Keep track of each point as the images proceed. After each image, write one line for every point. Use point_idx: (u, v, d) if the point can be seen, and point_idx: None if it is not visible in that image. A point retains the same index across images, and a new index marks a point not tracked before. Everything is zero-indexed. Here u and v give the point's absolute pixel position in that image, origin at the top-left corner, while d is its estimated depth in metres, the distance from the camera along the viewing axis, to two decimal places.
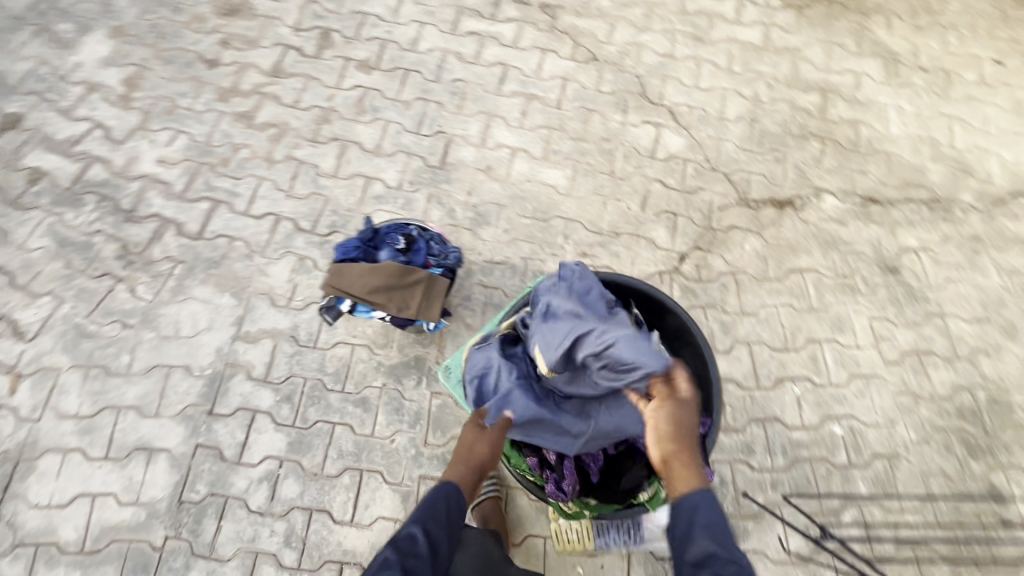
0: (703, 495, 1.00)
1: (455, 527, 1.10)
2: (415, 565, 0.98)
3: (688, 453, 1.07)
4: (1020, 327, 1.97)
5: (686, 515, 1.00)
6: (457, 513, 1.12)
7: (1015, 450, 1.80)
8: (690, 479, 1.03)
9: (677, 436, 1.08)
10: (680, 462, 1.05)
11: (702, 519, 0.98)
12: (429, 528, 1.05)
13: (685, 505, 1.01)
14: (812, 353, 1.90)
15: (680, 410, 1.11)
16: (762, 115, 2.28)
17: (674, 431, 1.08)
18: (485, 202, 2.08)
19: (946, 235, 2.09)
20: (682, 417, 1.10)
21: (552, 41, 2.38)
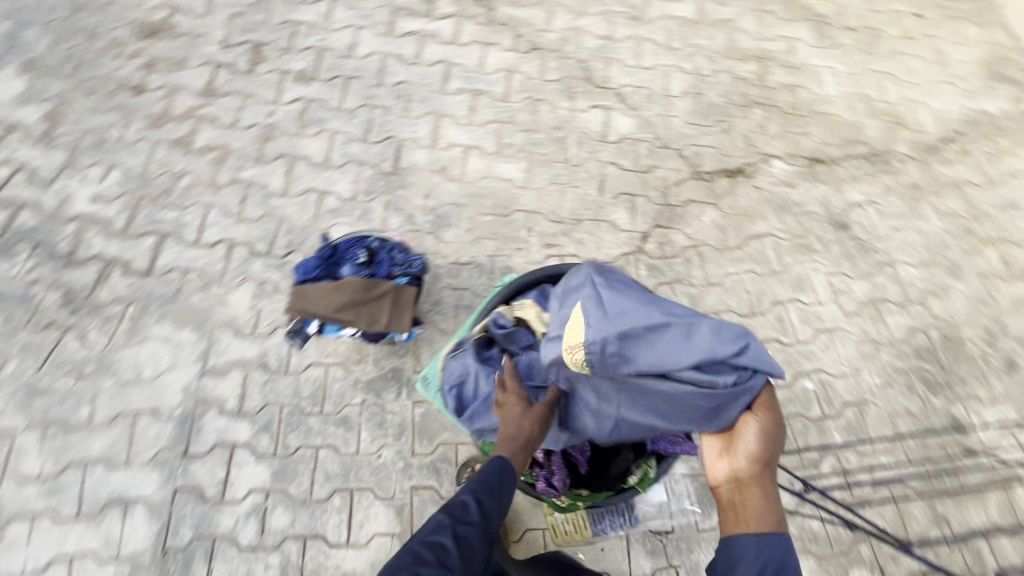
0: (772, 533, 0.98)
1: (506, 502, 1.11)
2: (467, 532, 1.03)
3: (769, 489, 1.02)
4: (963, 265, 2.08)
5: (755, 555, 0.97)
6: (509, 488, 1.12)
7: (970, 381, 1.91)
8: (765, 518, 0.99)
9: (762, 464, 1.03)
10: (759, 498, 1.01)
11: (771, 563, 0.95)
12: (482, 500, 1.07)
13: (755, 542, 0.98)
14: (778, 315, 1.97)
15: (773, 435, 1.04)
16: (705, 88, 2.32)
17: (760, 458, 1.03)
18: (443, 203, 2.05)
19: (887, 186, 2.19)
20: (772, 445, 1.04)
21: (491, 34, 2.36)
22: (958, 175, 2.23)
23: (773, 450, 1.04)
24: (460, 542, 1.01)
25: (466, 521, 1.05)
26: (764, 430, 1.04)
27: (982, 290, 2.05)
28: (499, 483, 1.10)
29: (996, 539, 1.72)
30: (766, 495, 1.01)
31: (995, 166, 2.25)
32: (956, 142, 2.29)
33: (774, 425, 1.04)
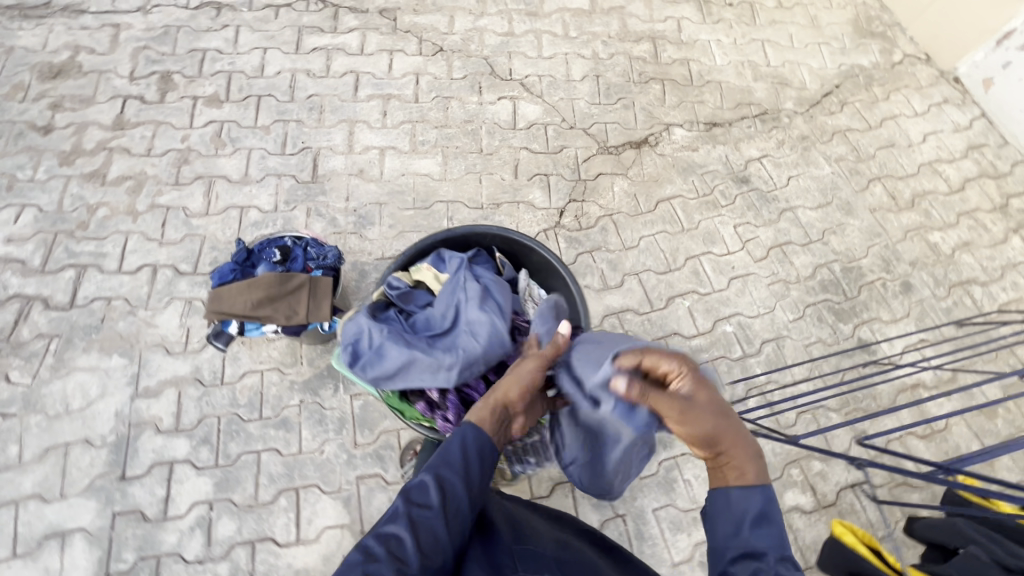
0: (748, 490, 0.91)
1: (474, 474, 0.95)
2: (423, 517, 0.88)
3: (737, 448, 0.94)
4: (855, 203, 2.26)
5: (738, 513, 0.91)
6: (480, 457, 0.96)
7: (872, 305, 2.07)
8: (742, 477, 0.93)
9: (717, 430, 0.94)
10: (731, 459, 0.94)
11: (751, 512, 0.90)
12: (441, 477, 0.92)
13: (738, 500, 0.92)
14: (693, 268, 2.09)
15: (706, 402, 0.95)
16: (605, 70, 2.47)
17: (711, 426, 0.94)
18: (364, 203, 2.12)
19: (780, 140, 2.36)
20: (713, 407, 0.95)
21: (396, 41, 2.45)
22: (841, 123, 2.42)
23: (717, 410, 0.95)
24: (415, 531, 0.86)
25: (423, 504, 0.90)
26: (685, 410, 0.94)
27: (874, 223, 2.22)
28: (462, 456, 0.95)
29: (911, 444, 1.86)
30: (735, 453, 0.94)
31: (873, 112, 2.46)
32: (836, 95, 2.49)
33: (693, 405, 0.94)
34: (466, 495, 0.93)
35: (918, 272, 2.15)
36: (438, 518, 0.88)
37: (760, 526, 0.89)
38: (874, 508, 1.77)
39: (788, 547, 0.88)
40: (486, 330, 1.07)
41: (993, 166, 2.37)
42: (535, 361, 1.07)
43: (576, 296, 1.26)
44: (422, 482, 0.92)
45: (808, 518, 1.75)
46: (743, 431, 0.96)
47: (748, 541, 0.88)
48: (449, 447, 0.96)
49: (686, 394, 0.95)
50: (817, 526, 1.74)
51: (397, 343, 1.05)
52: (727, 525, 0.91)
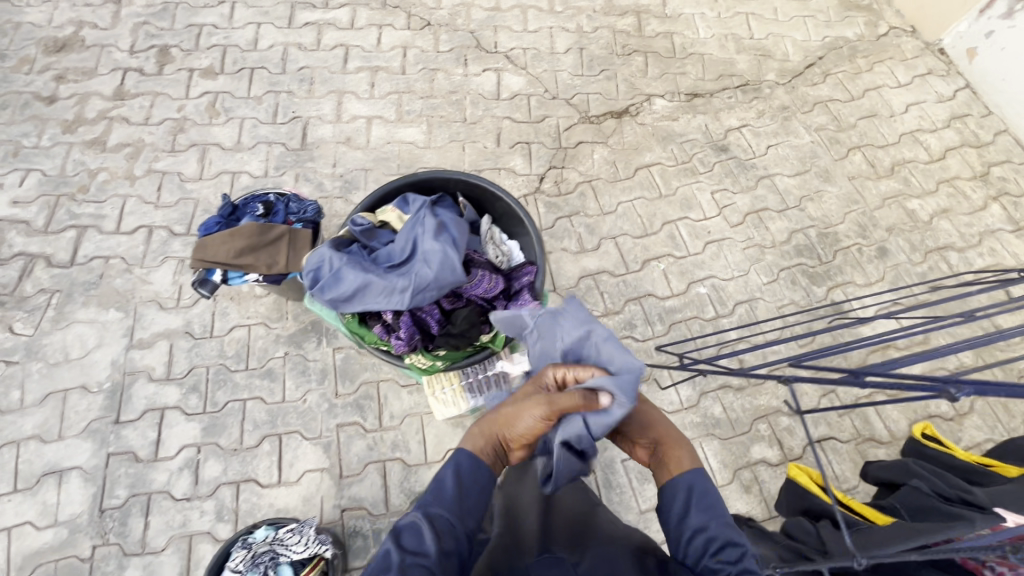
0: (693, 473, 1.00)
1: (468, 510, 0.93)
2: (416, 562, 0.83)
3: (675, 437, 1.07)
4: (834, 170, 2.29)
5: (683, 495, 0.98)
6: (474, 490, 0.95)
7: (845, 269, 2.11)
8: (681, 462, 1.03)
9: (659, 420, 1.10)
10: (669, 449, 1.05)
11: (693, 491, 0.98)
12: (434, 515, 0.90)
13: (681, 484, 0.99)
14: (669, 232, 2.13)
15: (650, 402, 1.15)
16: (588, 43, 2.52)
17: (649, 418, 1.11)
18: (350, 169, 2.19)
19: (760, 111, 2.39)
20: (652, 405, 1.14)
21: (385, 16, 2.52)
22: (823, 94, 2.45)
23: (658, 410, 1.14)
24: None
25: (417, 550, 0.85)
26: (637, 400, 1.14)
27: (852, 191, 2.25)
28: (455, 493, 0.93)
29: (881, 402, 1.89)
30: (675, 441, 1.06)
31: (855, 83, 2.48)
32: (819, 66, 2.51)
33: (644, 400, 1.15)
34: (462, 533, 0.91)
35: (894, 238, 2.17)
36: (434, 564, 0.84)
37: (704, 501, 0.97)
38: (841, 461, 1.81)
39: (728, 516, 0.96)
40: (438, 258, 1.13)
41: (975, 135, 2.38)
42: (542, 406, 0.98)
43: (534, 237, 1.29)
44: (413, 523, 0.89)
45: (775, 471, 1.80)
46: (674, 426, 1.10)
47: (697, 518, 0.95)
48: (442, 484, 0.94)
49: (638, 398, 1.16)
50: (782, 478, 1.78)
51: (356, 269, 1.13)
52: (677, 509, 0.98)
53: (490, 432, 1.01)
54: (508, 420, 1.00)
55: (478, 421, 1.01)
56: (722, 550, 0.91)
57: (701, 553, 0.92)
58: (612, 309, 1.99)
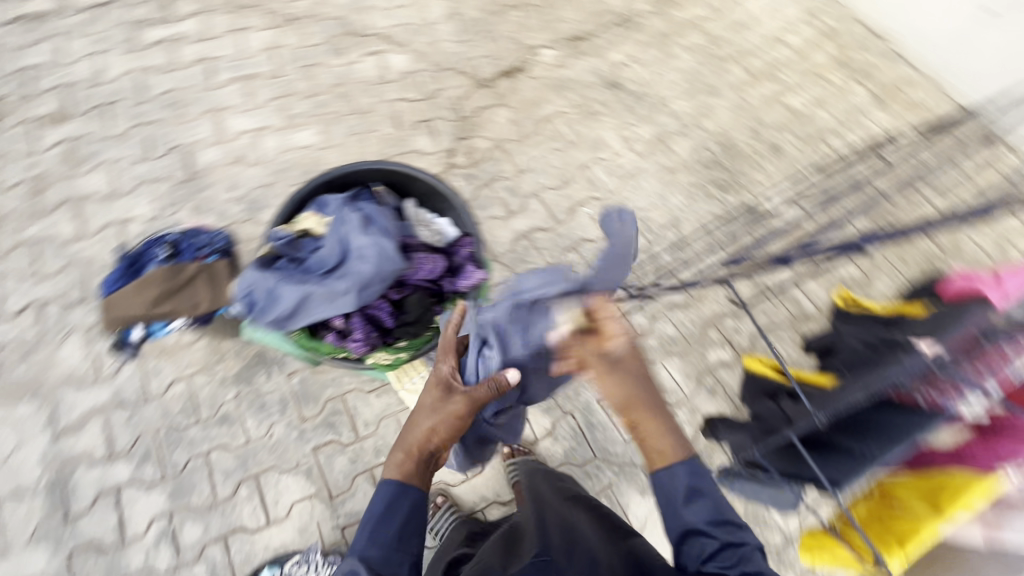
0: (687, 467, 1.08)
1: (406, 537, 1.02)
2: None
3: (657, 425, 1.10)
4: (719, 84, 2.42)
5: (674, 492, 1.08)
6: (404, 518, 1.03)
7: (748, 173, 2.27)
8: (668, 453, 1.09)
9: (641, 399, 1.11)
10: (651, 438, 1.10)
11: (689, 489, 1.07)
12: (370, 558, 0.98)
13: (668, 478, 1.08)
14: (587, 176, 2.19)
15: (627, 370, 1.13)
16: (463, 6, 2.46)
17: (626, 391, 1.12)
18: (252, 189, 2.06)
19: (641, 42, 2.47)
20: (636, 375, 1.13)
21: (242, 17, 2.33)
22: (693, 14, 2.56)
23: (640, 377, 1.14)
24: None
25: None
26: (612, 365, 1.13)
27: (739, 100, 2.40)
28: (391, 537, 1.01)
29: (804, 283, 2.08)
30: (656, 425, 1.10)
31: None
32: None
33: (617, 365, 1.13)
34: (400, 563, 1.00)
35: (783, 135, 2.35)
36: None
37: (697, 501, 1.07)
38: (784, 345, 1.99)
39: (727, 517, 1.05)
40: (373, 251, 1.09)
41: (829, 26, 2.60)
42: (464, 404, 1.09)
43: (462, 209, 1.27)
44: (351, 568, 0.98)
45: (731, 369, 1.95)
46: (658, 404, 1.12)
47: (688, 518, 1.06)
48: (379, 528, 1.01)
49: (620, 357, 1.15)
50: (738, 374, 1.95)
51: (289, 282, 1.07)
52: (671, 508, 1.08)
53: (417, 449, 1.07)
54: (432, 428, 1.06)
55: (402, 448, 1.06)
56: (719, 552, 1.02)
57: (699, 558, 1.03)
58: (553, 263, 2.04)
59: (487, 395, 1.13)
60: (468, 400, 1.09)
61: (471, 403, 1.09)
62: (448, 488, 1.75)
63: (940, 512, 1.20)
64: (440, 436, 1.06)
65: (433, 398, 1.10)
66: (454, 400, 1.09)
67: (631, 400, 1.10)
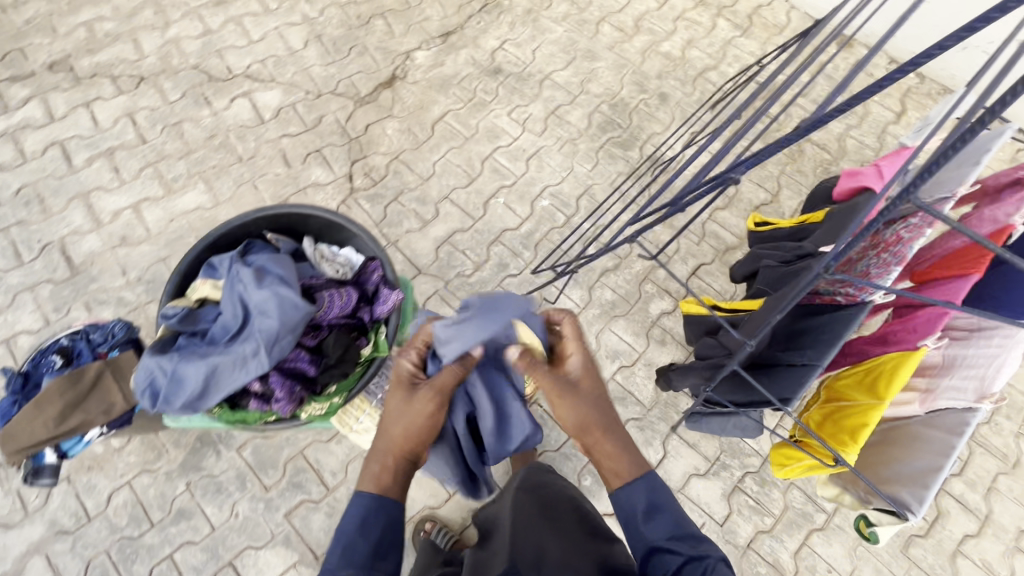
0: (650, 479, 1.02)
1: (382, 554, 0.92)
2: None
3: (615, 444, 1.04)
4: (595, 47, 2.46)
5: (634, 509, 1.00)
6: (379, 532, 0.94)
7: (644, 126, 2.32)
8: (626, 468, 1.03)
9: (593, 423, 1.05)
10: (609, 458, 1.04)
11: (648, 504, 1.00)
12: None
13: (626, 495, 1.02)
14: (492, 167, 2.18)
15: (585, 396, 1.06)
16: (322, 27, 2.37)
17: (582, 418, 1.05)
18: (146, 267, 1.91)
19: (510, 23, 2.47)
20: (592, 400, 1.06)
21: (86, 90, 2.15)
22: None
23: (598, 401, 1.06)
24: None
25: None
26: (568, 392, 1.06)
27: (617, 58, 2.45)
28: (366, 554, 0.91)
29: (720, 217, 2.17)
30: (613, 443, 1.05)
31: None
32: None
33: (575, 390, 1.06)
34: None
35: (666, 81, 2.42)
36: None
37: (655, 516, 0.98)
38: (716, 279, 2.07)
39: (685, 528, 0.97)
40: (274, 302, 1.02)
41: None
42: (432, 398, 1.04)
43: (362, 236, 1.24)
44: None
45: (674, 316, 2.01)
46: (614, 423, 1.05)
47: (648, 535, 0.97)
48: (351, 543, 0.92)
49: (576, 380, 1.08)
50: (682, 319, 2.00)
51: (191, 360, 0.98)
52: (632, 529, 1.00)
53: (393, 458, 1.01)
54: (406, 432, 1.01)
55: (378, 461, 1.00)
56: (682, 570, 0.91)
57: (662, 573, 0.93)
58: (480, 261, 2.02)
59: (454, 378, 1.07)
60: (434, 393, 1.05)
61: (439, 396, 1.04)
62: (433, 511, 1.72)
63: (879, 397, 1.25)
64: (417, 438, 1.02)
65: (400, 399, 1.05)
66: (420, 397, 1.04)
67: (588, 426, 1.04)
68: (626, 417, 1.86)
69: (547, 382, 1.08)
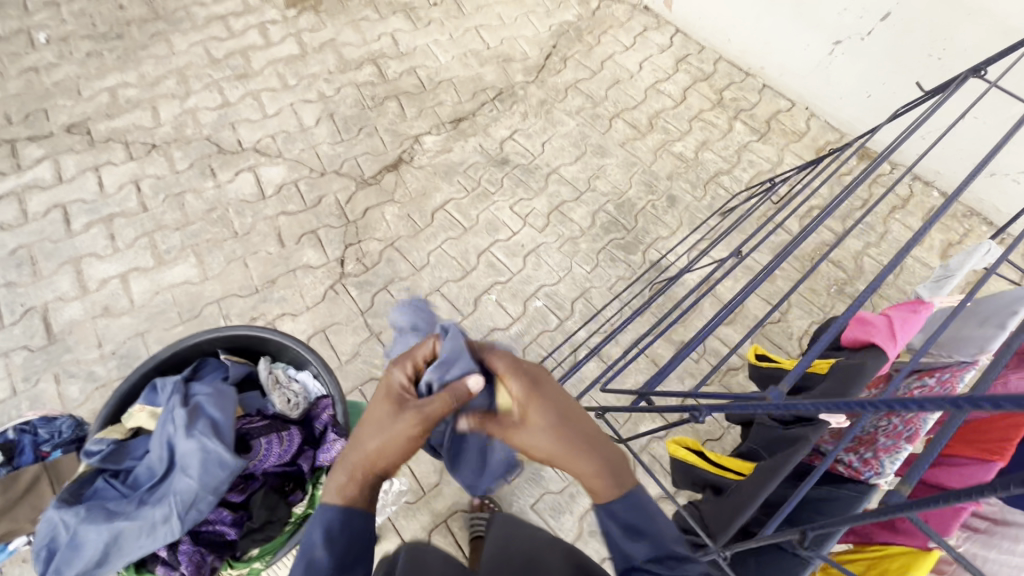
0: (625, 501, 0.81)
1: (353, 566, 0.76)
2: None
3: (587, 470, 0.82)
4: (606, 143, 2.43)
5: (611, 528, 0.82)
6: (346, 543, 0.76)
7: (650, 228, 2.25)
8: (601, 490, 0.83)
9: (547, 444, 0.83)
10: (587, 480, 0.83)
11: (625, 524, 0.81)
12: None
13: (606, 513, 0.82)
14: (488, 261, 2.12)
15: (527, 428, 0.83)
16: (336, 106, 2.40)
17: (537, 448, 0.84)
18: (122, 341, 1.87)
19: (523, 113, 2.47)
20: (539, 429, 0.83)
21: (99, 154, 2.18)
22: (569, 78, 2.59)
23: (555, 427, 0.83)
24: None
25: None
26: (511, 430, 0.84)
27: (628, 155, 2.41)
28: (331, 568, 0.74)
29: (724, 334, 2.05)
30: (586, 467, 0.82)
31: (591, 59, 2.67)
32: (556, 54, 2.66)
33: (514, 423, 0.84)
34: None
35: (676, 183, 2.36)
36: None
37: (635, 534, 0.80)
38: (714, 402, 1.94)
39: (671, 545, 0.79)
40: (198, 459, 0.94)
41: (699, 70, 2.69)
42: (415, 416, 0.80)
43: (316, 363, 1.13)
44: None
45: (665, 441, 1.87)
46: (580, 447, 0.82)
47: (632, 552, 0.79)
48: (314, 558, 0.74)
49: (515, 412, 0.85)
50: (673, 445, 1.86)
51: (97, 521, 0.92)
52: (610, 546, 0.82)
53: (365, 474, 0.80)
54: (374, 452, 0.79)
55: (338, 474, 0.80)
56: None
57: None
58: None
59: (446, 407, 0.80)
60: (419, 416, 0.80)
61: (420, 421, 0.79)
62: None
63: None
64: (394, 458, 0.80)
65: (385, 413, 0.82)
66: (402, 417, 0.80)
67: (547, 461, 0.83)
68: (603, 554, 1.70)
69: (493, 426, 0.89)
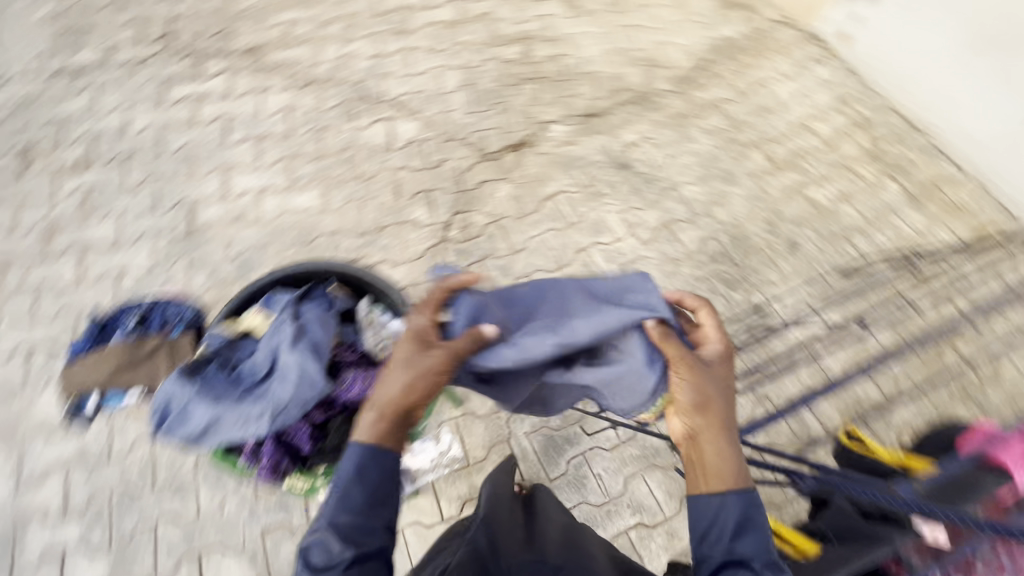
0: (742, 495, 0.91)
1: (379, 502, 0.91)
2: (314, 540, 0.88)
3: (721, 442, 0.94)
4: (736, 171, 2.30)
5: (723, 520, 0.90)
6: (376, 482, 0.91)
7: (760, 269, 2.11)
8: (729, 474, 0.92)
9: (717, 407, 0.95)
10: (714, 453, 0.93)
11: (734, 522, 0.89)
12: (338, 521, 0.88)
13: (717, 501, 0.91)
14: (584, 261, 2.10)
15: (708, 375, 0.98)
16: (478, 77, 2.47)
17: (700, 396, 0.96)
18: (245, 248, 2.08)
19: (657, 122, 2.40)
20: (716, 384, 0.98)
21: (265, 79, 2.41)
22: (714, 96, 2.48)
23: (724, 389, 0.98)
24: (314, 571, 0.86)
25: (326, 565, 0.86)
26: (692, 366, 0.98)
27: (756, 189, 2.27)
28: (363, 497, 0.90)
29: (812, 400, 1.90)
30: (720, 442, 0.94)
31: (742, 80, 2.53)
32: (707, 68, 2.54)
33: (693, 367, 0.98)
34: (375, 529, 0.90)
35: (802, 230, 2.19)
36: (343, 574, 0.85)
37: (744, 533, 0.89)
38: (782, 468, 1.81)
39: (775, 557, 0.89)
40: (295, 373, 1.04)
41: (861, 115, 2.46)
42: (439, 358, 0.98)
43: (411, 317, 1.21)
44: (321, 538, 0.87)
45: None
46: (728, 424, 0.95)
47: (739, 548, 0.88)
48: (347, 491, 0.91)
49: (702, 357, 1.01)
50: None
51: (206, 401, 1.04)
52: (712, 537, 0.90)
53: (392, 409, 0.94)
54: (403, 385, 0.95)
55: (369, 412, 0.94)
56: None
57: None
58: None
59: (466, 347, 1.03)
60: (446, 355, 0.99)
61: (451, 358, 0.98)
62: None
63: None
64: (418, 392, 0.95)
65: (408, 352, 0.99)
66: (429, 354, 0.98)
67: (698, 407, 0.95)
68: None
69: (671, 355, 1.02)
